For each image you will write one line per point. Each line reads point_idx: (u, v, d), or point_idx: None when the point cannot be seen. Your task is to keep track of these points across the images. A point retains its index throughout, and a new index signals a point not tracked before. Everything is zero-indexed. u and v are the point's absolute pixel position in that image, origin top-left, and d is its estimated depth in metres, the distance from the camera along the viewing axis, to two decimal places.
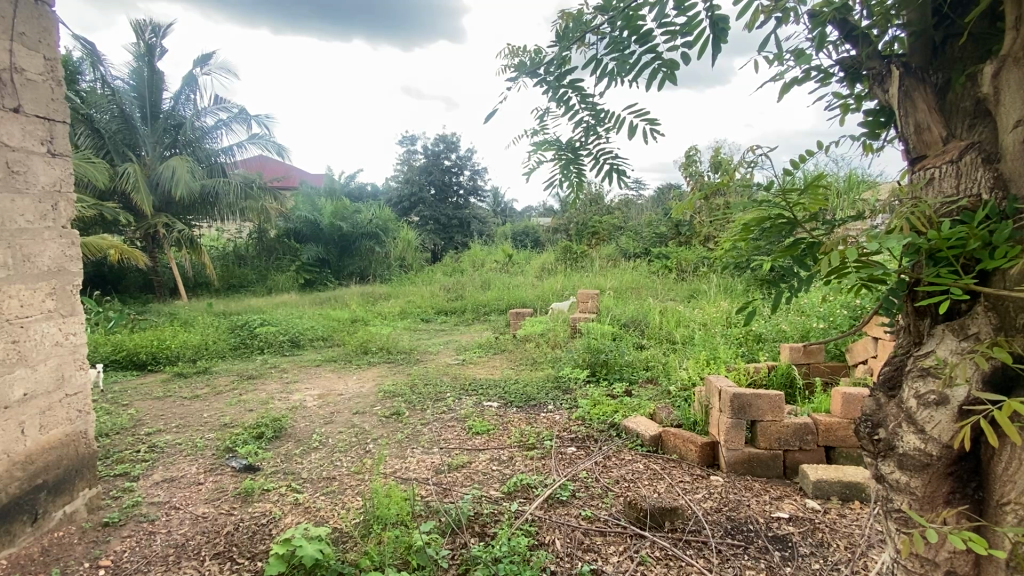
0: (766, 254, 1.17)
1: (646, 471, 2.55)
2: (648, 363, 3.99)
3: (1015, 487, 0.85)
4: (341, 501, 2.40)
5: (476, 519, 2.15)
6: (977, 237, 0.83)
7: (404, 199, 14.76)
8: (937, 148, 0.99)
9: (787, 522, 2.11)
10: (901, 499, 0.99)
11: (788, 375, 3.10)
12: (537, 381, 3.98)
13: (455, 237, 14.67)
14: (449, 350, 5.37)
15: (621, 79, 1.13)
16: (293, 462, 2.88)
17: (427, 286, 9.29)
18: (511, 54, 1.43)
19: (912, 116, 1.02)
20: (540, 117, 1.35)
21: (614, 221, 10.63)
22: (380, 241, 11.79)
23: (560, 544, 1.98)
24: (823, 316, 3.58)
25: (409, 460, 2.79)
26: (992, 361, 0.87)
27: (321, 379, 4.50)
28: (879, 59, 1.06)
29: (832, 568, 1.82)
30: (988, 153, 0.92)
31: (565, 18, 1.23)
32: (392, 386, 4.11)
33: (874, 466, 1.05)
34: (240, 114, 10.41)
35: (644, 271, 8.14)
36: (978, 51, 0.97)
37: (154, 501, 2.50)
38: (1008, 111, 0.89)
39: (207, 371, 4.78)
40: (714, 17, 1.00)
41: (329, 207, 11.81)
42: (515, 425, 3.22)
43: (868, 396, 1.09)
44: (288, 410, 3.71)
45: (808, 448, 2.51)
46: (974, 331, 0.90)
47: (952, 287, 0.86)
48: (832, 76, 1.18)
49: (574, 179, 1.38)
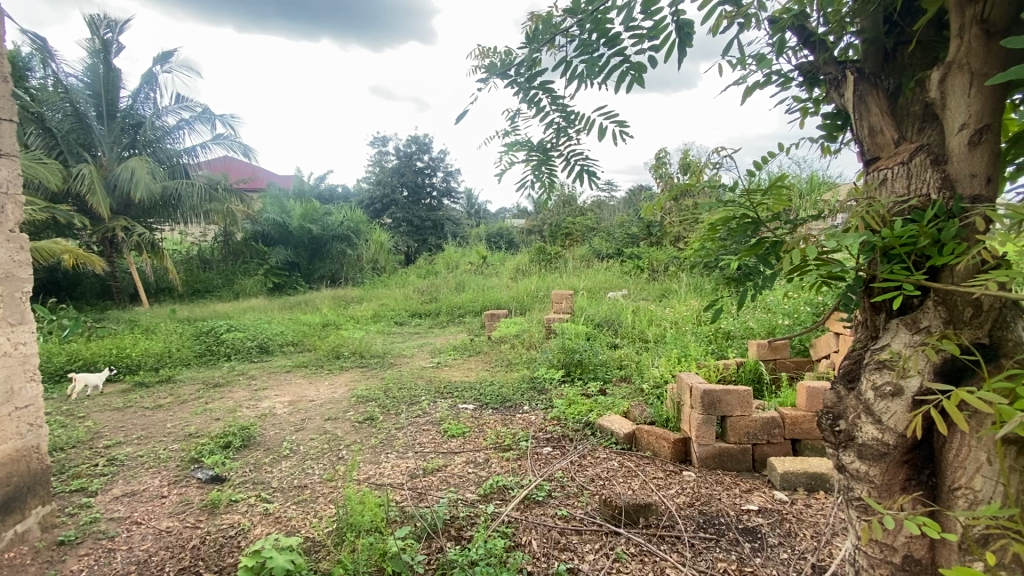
0: (733, 253, 1.21)
1: (621, 469, 2.57)
2: (621, 362, 4.05)
3: (965, 473, 0.89)
4: (314, 510, 2.35)
5: (452, 523, 2.13)
6: (927, 235, 0.88)
7: (376, 201, 14.58)
8: (890, 149, 1.03)
9: (756, 514, 2.17)
10: (861, 487, 1.02)
11: (755, 371, 3.19)
12: (513, 382, 3.99)
13: (429, 238, 14.49)
14: (423, 353, 5.32)
15: (590, 81, 1.16)
16: (263, 471, 2.81)
17: (400, 289, 9.19)
18: (481, 55, 1.44)
19: (866, 119, 1.06)
20: (511, 118, 1.37)
21: (588, 222, 10.74)
22: (352, 243, 11.58)
23: (537, 545, 1.99)
24: (788, 313, 3.69)
25: (384, 465, 2.76)
26: (942, 354, 0.91)
27: (292, 386, 4.38)
28: (835, 65, 1.12)
29: (799, 556, 1.88)
30: (935, 154, 0.97)
31: (536, 19, 1.25)
32: (366, 390, 4.03)
33: (836, 456, 1.08)
34: (204, 113, 10.12)
35: (617, 272, 8.24)
36: (926, 58, 1.04)
37: (113, 517, 2.38)
38: (954, 115, 0.94)
39: (170, 380, 4.61)
40: (680, 22, 1.03)
41: (298, 208, 11.53)
42: (490, 426, 3.22)
43: (829, 389, 1.12)
44: (257, 417, 3.62)
45: (775, 441, 2.58)
46: (926, 324, 0.94)
47: (904, 283, 0.90)
48: (791, 81, 1.22)
49: (546, 180, 1.39)
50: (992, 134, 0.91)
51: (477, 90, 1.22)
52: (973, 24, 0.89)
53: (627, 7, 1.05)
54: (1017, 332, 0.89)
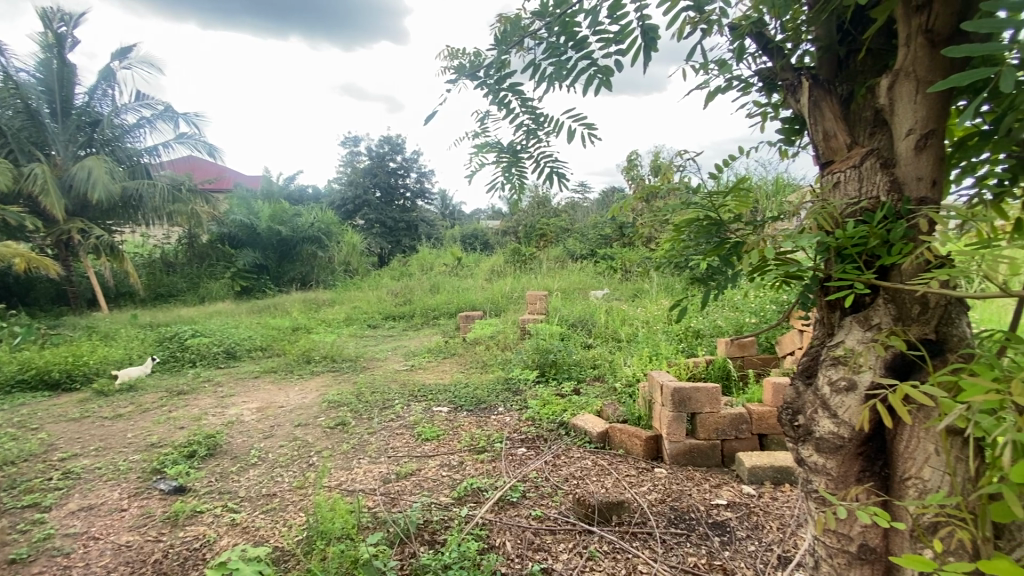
0: (698, 253, 1.23)
1: (594, 467, 2.60)
2: (594, 362, 4.09)
3: (914, 463, 0.92)
4: (282, 519, 2.29)
5: (425, 528, 2.11)
6: (876, 236, 0.92)
7: (347, 201, 14.38)
8: (843, 153, 1.07)
9: (725, 508, 2.22)
10: (818, 480, 1.05)
11: (723, 368, 3.27)
12: (487, 383, 3.98)
13: (403, 240, 14.31)
14: (397, 356, 5.26)
15: (559, 84, 1.17)
16: (229, 480, 2.72)
17: (373, 292, 9.06)
18: (450, 55, 1.43)
19: (821, 123, 1.10)
20: (481, 119, 1.37)
21: (561, 223, 10.83)
22: (323, 245, 11.38)
23: (510, 546, 1.99)
24: (755, 311, 3.79)
25: (356, 470, 2.71)
26: (892, 350, 0.95)
27: (260, 392, 4.27)
28: (792, 71, 1.16)
29: (766, 548, 1.93)
30: (885, 158, 1.01)
31: (504, 20, 1.26)
32: (338, 395, 3.96)
33: (796, 450, 1.11)
34: (166, 111, 9.78)
35: (591, 273, 8.33)
36: (876, 65, 1.08)
37: (69, 533, 2.28)
38: (902, 121, 0.98)
39: (131, 388, 4.43)
40: (645, 27, 1.05)
41: (266, 210, 11.24)
42: (464, 428, 3.21)
43: (788, 385, 1.15)
44: (224, 425, 3.51)
45: (743, 436, 2.64)
46: (876, 321, 0.98)
47: (856, 282, 0.94)
48: (751, 86, 1.26)
49: (516, 182, 1.39)
50: (936, 139, 0.96)
51: (446, 91, 1.21)
52: (919, 33, 0.93)
53: (594, 11, 1.07)
54: (962, 328, 0.93)
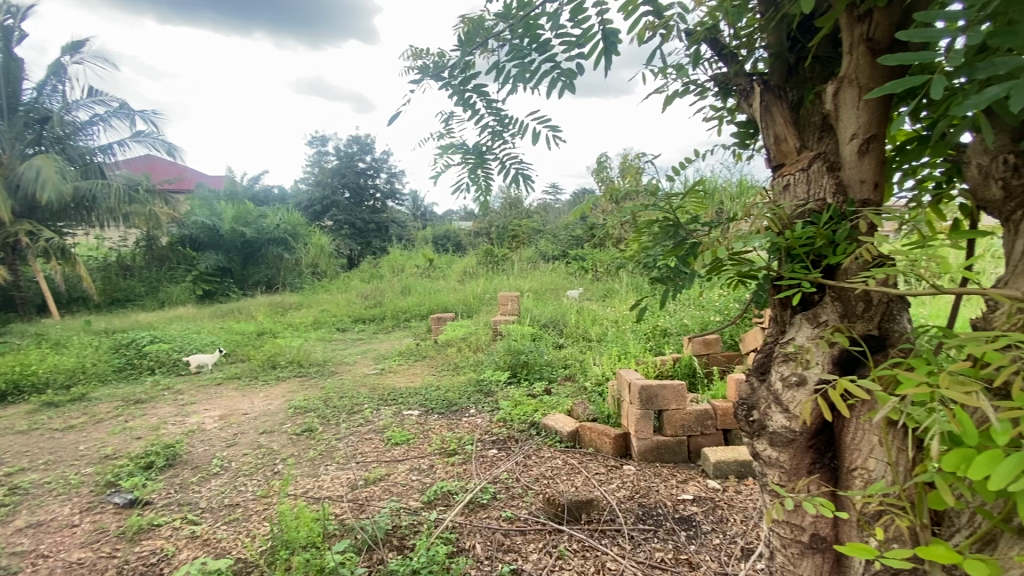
0: (658, 254, 1.26)
1: (564, 466, 2.62)
2: (565, 362, 4.12)
3: (860, 454, 0.96)
4: (245, 529, 2.22)
5: (394, 533, 2.08)
6: (822, 236, 0.97)
7: (315, 202, 14.10)
8: (793, 157, 1.10)
9: (691, 503, 2.27)
10: (772, 473, 1.08)
11: (690, 366, 3.34)
12: (458, 385, 3.96)
13: (373, 241, 14.10)
14: (367, 359, 5.18)
15: (523, 86, 1.17)
16: (189, 491, 2.63)
17: (342, 294, 8.90)
18: (414, 55, 1.42)
19: (772, 127, 1.13)
20: (446, 120, 1.37)
21: (533, 224, 10.89)
22: (289, 247, 11.11)
23: (480, 548, 1.98)
24: (720, 310, 3.89)
25: (323, 478, 2.66)
26: (838, 346, 0.98)
27: (223, 399, 4.13)
28: (745, 76, 1.19)
29: (730, 541, 1.98)
30: (831, 162, 1.05)
31: (468, 21, 1.26)
32: (304, 401, 3.87)
33: (751, 445, 1.14)
34: (121, 108, 9.39)
35: (563, 274, 8.39)
36: (823, 72, 1.13)
37: (15, 552, 2.16)
38: (846, 125, 1.02)
39: (84, 398, 4.22)
40: (606, 31, 1.06)
41: (230, 211, 10.91)
42: (435, 431, 3.18)
43: (744, 381, 1.17)
44: (184, 434, 3.38)
45: (708, 432, 2.70)
46: (824, 318, 1.02)
47: (804, 282, 0.98)
48: (708, 91, 1.29)
49: (481, 184, 1.38)
50: (878, 143, 1.00)
51: (409, 91, 1.20)
52: (860, 42, 0.97)
53: (555, 14, 1.08)
54: (903, 324, 0.98)
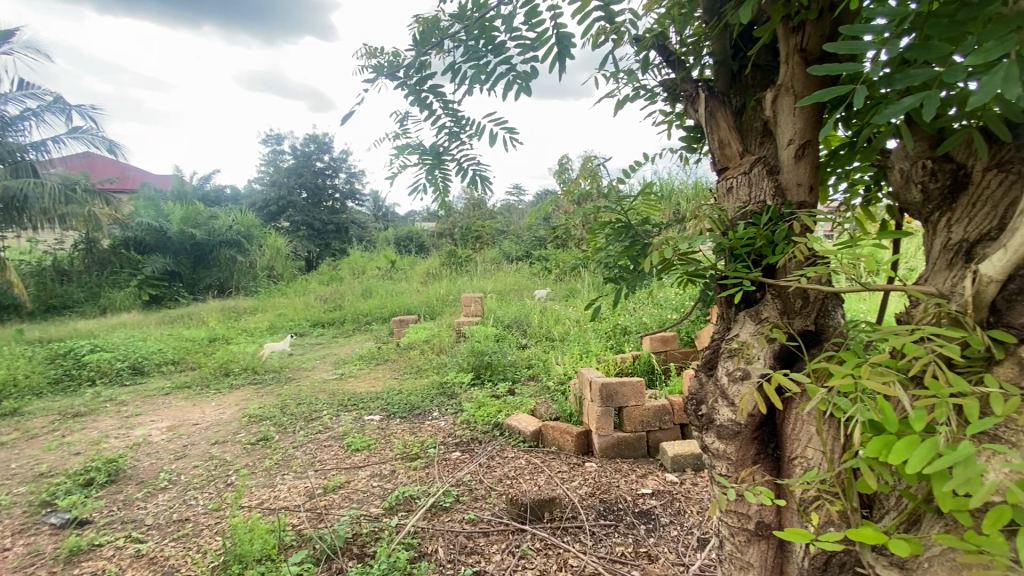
0: (612, 255, 1.28)
1: (527, 466, 2.63)
2: (528, 362, 4.14)
3: (799, 443, 1.02)
4: (195, 545, 2.12)
5: (354, 541, 2.04)
6: (761, 236, 1.02)
7: (271, 202, 13.67)
8: (736, 160, 1.15)
9: (650, 497, 2.33)
10: (720, 465, 1.12)
11: (648, 363, 3.42)
12: (421, 389, 3.92)
13: (332, 243, 13.74)
14: (326, 364, 5.04)
15: (479, 87, 1.17)
16: (133, 508, 2.49)
17: (300, 298, 8.64)
18: (368, 54, 1.40)
19: (717, 132, 1.17)
20: (402, 121, 1.35)
21: (496, 225, 10.92)
22: (243, 249, 10.71)
23: (443, 552, 1.97)
24: (676, 307, 4.00)
25: (279, 488, 2.57)
26: (778, 342, 1.03)
27: (171, 409, 3.94)
28: (691, 82, 1.23)
29: (687, 532, 2.05)
30: (770, 165, 1.10)
31: (422, 21, 1.24)
32: (259, 409, 3.73)
33: (701, 438, 1.17)
34: (56, 103, 8.81)
35: (526, 275, 8.44)
36: (764, 79, 1.18)
37: None
38: (785, 131, 1.07)
39: (15, 413, 3.93)
40: (560, 34, 1.08)
41: (179, 212, 10.42)
42: (397, 436, 3.14)
43: (693, 377, 1.21)
44: (128, 448, 3.20)
45: (666, 427, 2.78)
46: (765, 315, 1.06)
47: (745, 280, 1.02)
48: (657, 96, 1.33)
49: (440, 185, 1.37)
50: (812, 148, 1.05)
51: (363, 90, 1.18)
52: (795, 53, 1.02)
53: (509, 15, 1.09)
54: (836, 319, 1.04)
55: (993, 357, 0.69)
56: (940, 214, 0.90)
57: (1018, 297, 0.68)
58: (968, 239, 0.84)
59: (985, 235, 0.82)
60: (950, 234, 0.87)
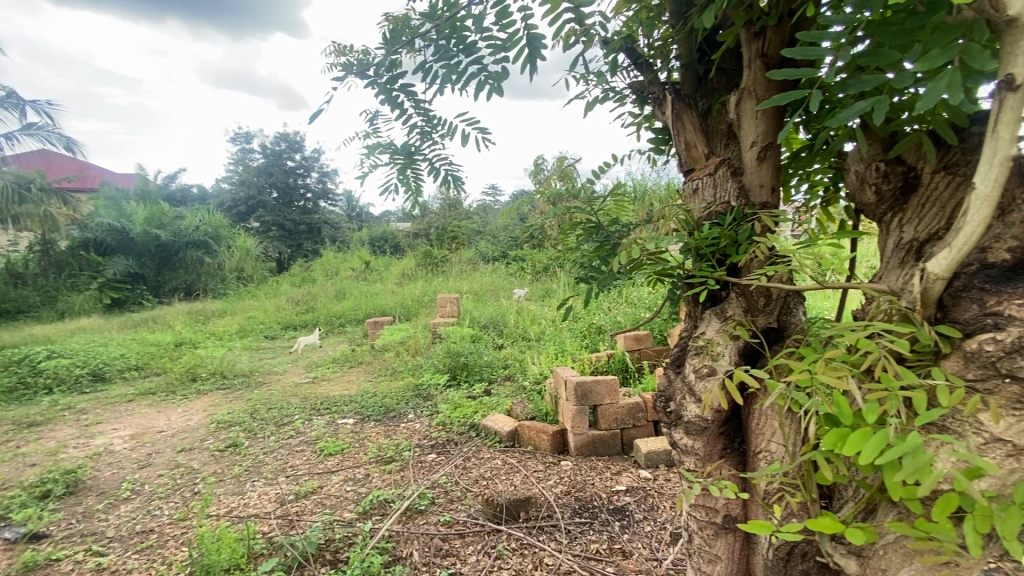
0: (583, 255, 1.30)
1: (503, 466, 2.63)
2: (504, 362, 4.14)
3: (763, 437, 1.04)
4: (159, 557, 2.05)
5: (327, 547, 2.00)
6: (725, 236, 1.05)
7: (240, 202, 13.40)
8: (702, 162, 1.17)
9: (624, 494, 2.35)
10: (688, 460, 1.14)
11: (622, 362, 3.46)
12: (396, 391, 3.88)
13: (304, 243, 13.46)
14: (298, 368, 4.94)
15: (450, 87, 1.17)
16: (94, 520, 2.39)
17: (272, 300, 8.44)
18: (337, 52, 1.37)
19: (683, 134, 1.19)
20: (372, 120, 1.33)
21: (472, 225, 10.90)
22: (211, 250, 10.40)
23: (418, 555, 1.95)
24: (649, 306, 4.06)
25: (249, 495, 2.51)
26: (742, 339, 1.06)
27: (135, 417, 3.80)
28: (658, 85, 1.25)
29: (660, 527, 2.08)
30: (734, 167, 1.13)
31: (392, 19, 1.23)
32: (228, 414, 3.63)
33: (669, 434, 1.20)
34: (8, 97, 8.40)
35: (502, 275, 8.45)
36: (728, 82, 1.21)
37: None
38: (748, 133, 1.09)
39: None
40: (531, 35, 1.08)
41: (142, 212, 10.07)
42: (372, 439, 3.09)
43: (662, 374, 1.24)
44: (87, 458, 3.07)
45: (640, 424, 2.81)
46: (729, 313, 1.09)
47: (710, 279, 1.05)
48: (626, 98, 1.35)
49: (412, 185, 1.36)
50: (774, 150, 1.09)
51: (332, 89, 1.16)
52: (757, 57, 1.05)
53: (480, 16, 1.09)
54: (797, 317, 1.08)
55: (941, 351, 0.73)
56: (892, 215, 0.93)
57: (962, 293, 0.73)
58: (917, 238, 0.88)
59: (933, 235, 0.86)
60: (902, 233, 0.91)
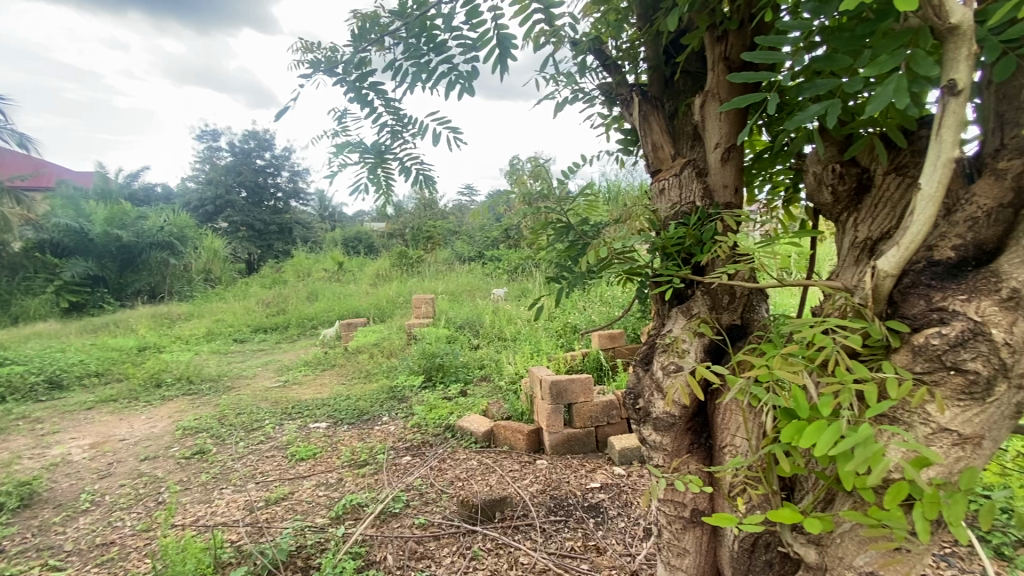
0: (554, 255, 1.31)
1: (479, 467, 2.62)
2: (480, 363, 4.13)
3: (728, 431, 1.07)
4: (121, 570, 1.97)
5: (298, 554, 1.96)
6: (690, 236, 1.07)
7: (207, 202, 13.04)
8: (668, 163, 1.19)
9: (599, 491, 2.38)
10: (657, 456, 1.15)
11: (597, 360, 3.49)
12: (370, 393, 3.82)
13: (275, 244, 13.16)
14: (269, 372, 4.82)
15: (420, 86, 1.16)
16: (51, 533, 2.29)
17: (241, 302, 8.22)
18: (304, 49, 1.35)
19: (650, 135, 1.21)
20: (341, 118, 1.31)
21: (448, 225, 10.85)
22: (176, 252, 10.07)
23: (392, 558, 1.93)
24: (623, 305, 4.11)
25: (217, 503, 2.44)
26: (708, 335, 1.08)
27: (95, 425, 3.65)
28: (627, 87, 1.27)
29: (633, 522, 2.11)
30: (699, 168, 1.15)
31: (360, 17, 1.21)
32: (195, 421, 3.52)
33: (639, 431, 1.21)
34: None
35: (478, 275, 8.43)
36: (694, 84, 1.23)
37: None
38: (712, 135, 1.11)
39: None
40: (501, 35, 1.08)
41: (103, 212, 9.68)
42: (345, 443, 3.05)
43: (631, 371, 1.25)
44: (43, 469, 2.94)
45: (614, 421, 2.85)
46: (695, 311, 1.11)
47: (675, 278, 1.06)
48: (595, 99, 1.37)
49: (382, 185, 1.34)
50: (736, 151, 1.11)
51: (298, 87, 1.14)
52: (720, 60, 1.07)
53: (449, 15, 1.08)
54: (760, 313, 1.11)
55: (891, 345, 0.75)
56: (847, 215, 0.97)
57: (910, 290, 0.76)
58: (871, 237, 0.91)
59: (885, 234, 0.89)
60: (856, 233, 0.94)
